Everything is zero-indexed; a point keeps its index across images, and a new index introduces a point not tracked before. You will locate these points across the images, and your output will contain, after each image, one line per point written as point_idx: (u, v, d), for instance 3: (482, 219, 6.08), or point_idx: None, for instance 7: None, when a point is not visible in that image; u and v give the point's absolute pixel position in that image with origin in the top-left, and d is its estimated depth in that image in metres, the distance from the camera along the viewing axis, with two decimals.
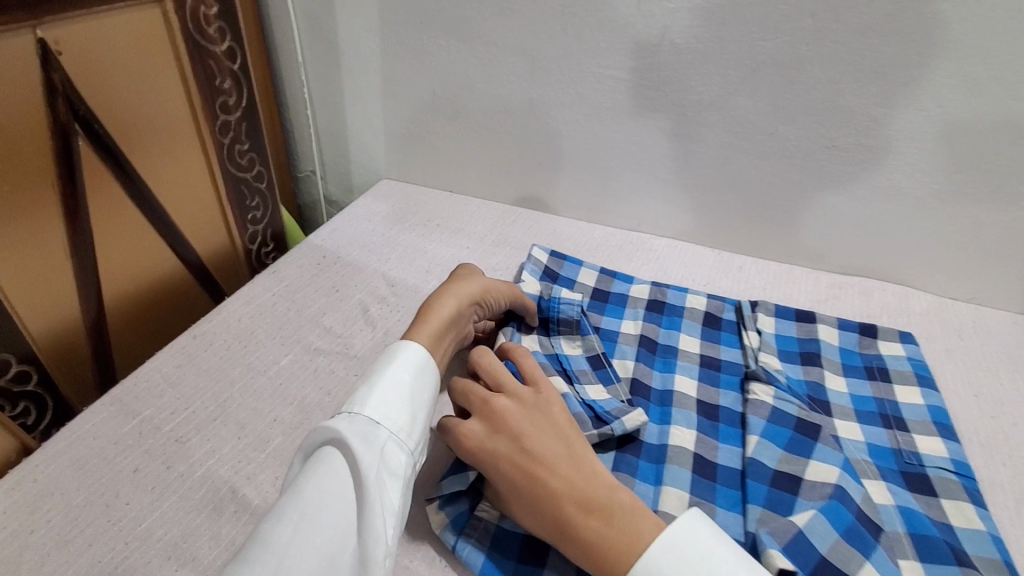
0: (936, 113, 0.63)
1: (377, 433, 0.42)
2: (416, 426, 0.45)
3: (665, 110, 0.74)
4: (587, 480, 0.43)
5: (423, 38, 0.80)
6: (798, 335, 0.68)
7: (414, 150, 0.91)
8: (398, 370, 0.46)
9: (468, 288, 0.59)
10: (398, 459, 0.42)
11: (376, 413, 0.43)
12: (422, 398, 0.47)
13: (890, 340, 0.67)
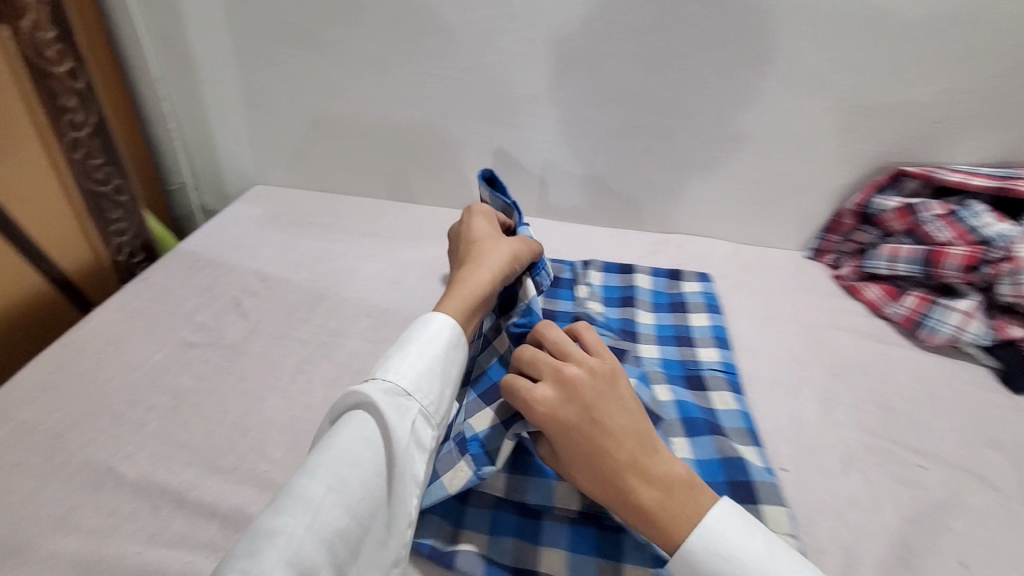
0: (704, 93, 0.78)
1: (409, 406, 0.48)
2: (442, 402, 0.50)
3: (499, 103, 0.85)
4: (648, 454, 0.46)
5: (277, 50, 0.88)
6: (620, 284, 0.78)
7: (284, 154, 1.00)
8: (431, 346, 0.51)
9: (498, 258, 0.63)
10: (425, 433, 0.48)
11: (409, 386, 0.48)
12: (451, 374, 0.52)
13: (691, 281, 0.79)
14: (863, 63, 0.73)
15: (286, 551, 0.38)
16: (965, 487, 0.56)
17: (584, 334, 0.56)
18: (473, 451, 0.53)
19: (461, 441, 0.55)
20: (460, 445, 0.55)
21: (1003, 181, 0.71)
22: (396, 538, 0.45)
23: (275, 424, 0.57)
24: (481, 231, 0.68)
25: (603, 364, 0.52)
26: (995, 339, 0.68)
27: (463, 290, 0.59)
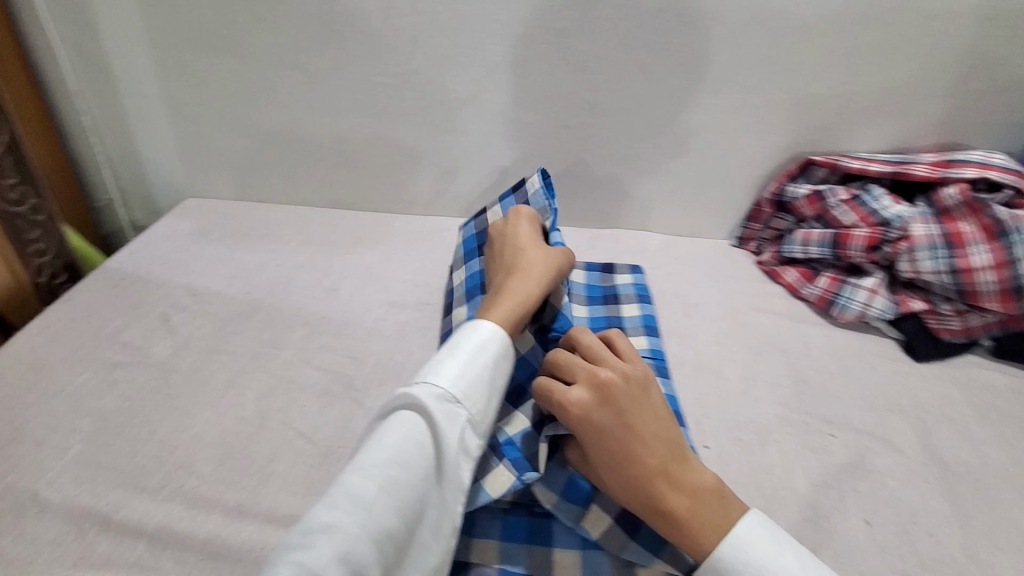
0: (626, 92, 0.82)
1: (458, 412, 0.47)
2: (489, 409, 0.50)
3: (431, 108, 0.86)
4: (680, 462, 0.48)
5: (201, 61, 0.87)
6: None
7: (215, 166, 0.98)
8: (480, 353, 0.51)
9: (544, 271, 0.62)
10: (471, 440, 0.48)
11: (460, 392, 0.48)
12: (500, 381, 0.51)
13: (624, 273, 0.82)
14: (768, 60, 0.77)
15: (341, 546, 0.38)
16: (869, 450, 0.60)
17: (616, 340, 0.57)
18: (512, 456, 0.53)
19: (496, 446, 0.54)
20: (496, 450, 0.54)
21: (896, 166, 0.77)
22: (442, 542, 0.44)
23: (206, 439, 0.56)
24: (527, 234, 0.67)
25: (636, 369, 0.53)
26: (897, 312, 0.73)
27: (513, 295, 0.58)
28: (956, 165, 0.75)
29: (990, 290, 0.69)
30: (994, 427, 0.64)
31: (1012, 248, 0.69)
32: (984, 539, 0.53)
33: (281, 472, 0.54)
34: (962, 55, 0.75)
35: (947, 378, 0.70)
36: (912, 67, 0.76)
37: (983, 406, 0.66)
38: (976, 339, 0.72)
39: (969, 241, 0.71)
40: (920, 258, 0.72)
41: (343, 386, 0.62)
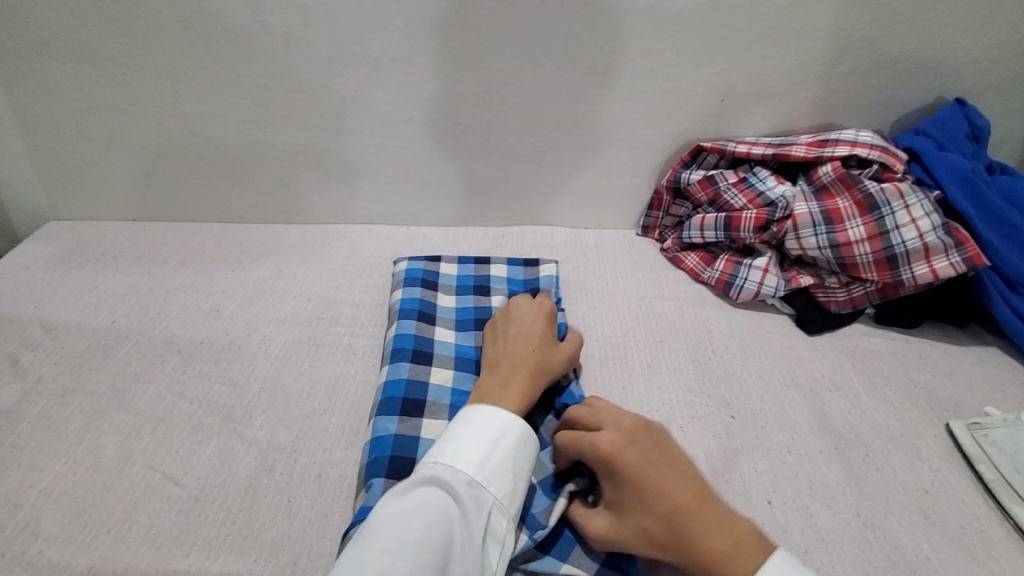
0: (518, 87, 0.80)
1: (484, 496, 0.44)
2: (518, 493, 0.46)
3: (317, 110, 0.81)
4: (708, 500, 0.45)
5: (46, 68, 0.77)
6: (475, 273, 0.77)
7: (79, 184, 0.88)
8: (504, 435, 0.48)
9: (552, 367, 0.58)
10: (498, 525, 0.44)
11: (485, 476, 0.45)
12: (526, 465, 0.48)
13: (548, 264, 0.80)
14: (652, 50, 0.78)
15: None
16: (768, 427, 0.62)
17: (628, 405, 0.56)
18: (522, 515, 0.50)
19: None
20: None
21: (778, 148, 0.80)
22: None
23: (53, 496, 0.49)
24: (540, 318, 0.62)
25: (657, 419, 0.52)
26: (788, 289, 0.76)
27: (519, 388, 0.54)
28: (829, 145, 0.79)
29: (867, 261, 0.73)
30: (880, 392, 0.67)
31: (882, 220, 0.73)
32: (874, 503, 0.56)
33: (143, 525, 0.48)
34: (827, 40, 0.78)
35: (837, 348, 0.73)
36: (784, 53, 0.79)
37: (869, 372, 0.70)
38: (860, 309, 0.76)
39: (846, 215, 0.74)
40: (804, 235, 0.75)
41: (221, 418, 0.57)
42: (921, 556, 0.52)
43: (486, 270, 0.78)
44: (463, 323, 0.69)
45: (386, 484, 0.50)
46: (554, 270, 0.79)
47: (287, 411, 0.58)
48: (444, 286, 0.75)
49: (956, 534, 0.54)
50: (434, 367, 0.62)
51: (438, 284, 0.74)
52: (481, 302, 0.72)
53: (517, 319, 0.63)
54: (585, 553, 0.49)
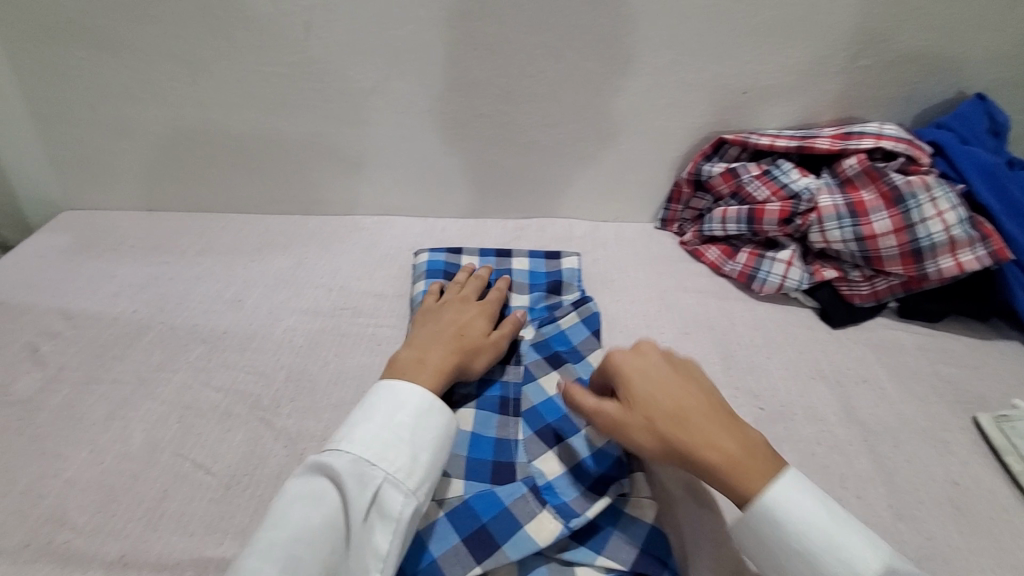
0: (540, 78, 0.79)
1: (371, 475, 0.44)
2: (415, 466, 0.45)
3: (335, 100, 0.80)
4: (718, 415, 0.47)
5: (61, 54, 0.76)
6: (496, 266, 0.77)
7: (93, 174, 0.87)
8: (396, 410, 0.47)
9: (475, 351, 0.59)
10: (393, 501, 0.43)
11: (374, 454, 0.44)
12: (427, 438, 0.47)
13: (570, 257, 0.80)
14: (676, 41, 0.77)
15: None
16: (797, 421, 0.61)
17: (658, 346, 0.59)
18: (555, 502, 0.50)
19: (536, 490, 0.51)
20: (536, 494, 0.51)
21: (802, 140, 0.80)
22: None
23: (80, 484, 0.49)
24: (480, 315, 0.63)
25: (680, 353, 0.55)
26: (812, 281, 0.76)
27: (438, 364, 0.54)
28: (854, 137, 0.78)
29: (892, 254, 0.73)
30: (906, 385, 0.67)
31: (909, 213, 0.72)
32: (906, 495, 0.55)
33: (173, 513, 0.47)
34: (852, 32, 0.78)
35: (862, 341, 0.72)
36: (808, 45, 0.78)
37: (894, 365, 0.69)
38: (883, 303, 0.76)
39: (871, 208, 0.74)
40: (829, 228, 0.74)
41: (247, 407, 0.56)
42: (954, 547, 0.51)
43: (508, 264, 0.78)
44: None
45: None
46: (576, 264, 0.79)
47: (314, 400, 0.57)
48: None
49: (989, 526, 0.53)
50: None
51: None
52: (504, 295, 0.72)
53: (451, 309, 0.63)
54: (621, 545, 0.48)
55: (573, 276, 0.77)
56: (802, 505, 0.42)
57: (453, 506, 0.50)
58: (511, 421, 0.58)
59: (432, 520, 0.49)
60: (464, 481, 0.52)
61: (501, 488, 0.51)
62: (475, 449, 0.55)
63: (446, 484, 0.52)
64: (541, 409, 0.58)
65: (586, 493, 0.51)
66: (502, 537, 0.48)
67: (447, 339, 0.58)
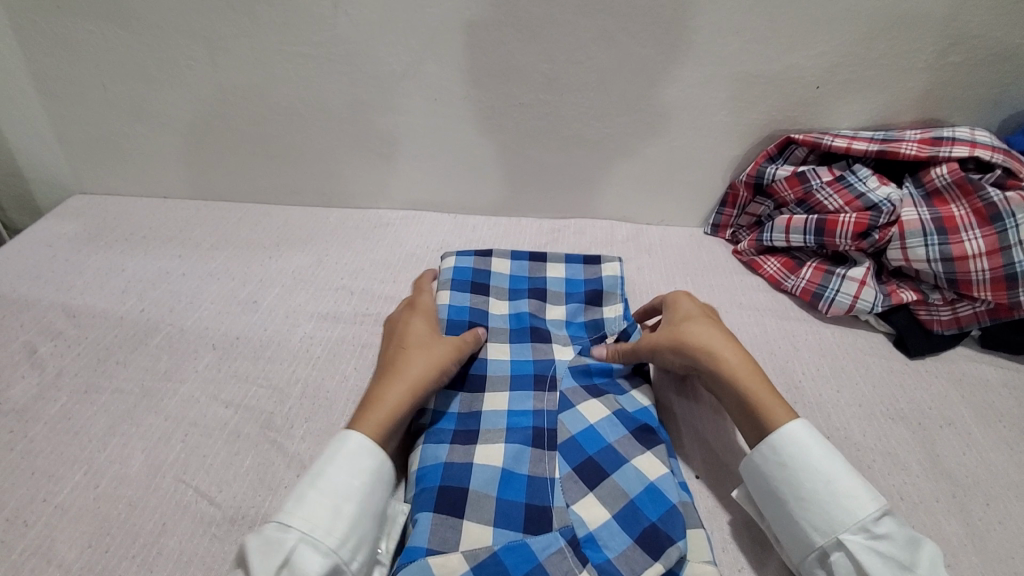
0: (589, 65, 0.71)
1: (287, 536, 0.39)
2: (336, 519, 0.40)
3: (363, 84, 0.73)
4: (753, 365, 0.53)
5: (68, 26, 0.70)
6: (530, 273, 0.68)
7: (106, 156, 0.82)
8: (323, 459, 0.43)
9: (423, 358, 0.50)
10: (310, 563, 0.38)
11: (290, 512, 0.40)
12: (349, 486, 0.42)
13: (611, 261, 0.68)
14: (747, 27, 0.68)
15: None
16: (874, 470, 0.54)
17: None
18: (598, 560, 0.43)
19: (575, 545, 0.44)
20: (574, 549, 0.44)
21: (883, 144, 0.71)
22: None
23: (72, 512, 0.43)
24: (423, 327, 0.55)
25: None
26: (887, 304, 0.68)
27: (381, 395, 0.47)
28: (944, 143, 0.69)
29: (982, 279, 0.64)
30: (997, 429, 0.58)
31: (1005, 234, 0.63)
32: (1006, 565, 0.47)
33: (172, 552, 0.41)
34: (952, 22, 0.68)
35: (943, 375, 0.64)
36: (897, 34, 0.69)
37: (980, 405, 0.61)
38: (966, 331, 0.67)
39: (962, 225, 0.65)
40: (912, 245, 0.66)
41: (259, 426, 0.50)
42: None
43: (542, 269, 0.68)
44: (518, 335, 0.61)
45: (436, 519, 0.44)
46: (618, 269, 0.67)
47: (331, 421, 0.51)
48: (496, 289, 0.66)
49: None
50: (488, 393, 0.55)
51: (489, 287, 0.65)
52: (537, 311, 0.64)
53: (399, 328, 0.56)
54: None
55: (617, 280, 0.66)
56: (825, 439, 0.45)
57: (479, 560, 0.42)
58: (547, 455, 0.50)
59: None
60: (493, 527, 0.44)
61: (535, 540, 0.44)
62: (506, 487, 0.47)
63: (473, 530, 0.44)
64: (581, 440, 0.50)
65: (636, 551, 0.43)
66: None
67: (390, 363, 0.51)
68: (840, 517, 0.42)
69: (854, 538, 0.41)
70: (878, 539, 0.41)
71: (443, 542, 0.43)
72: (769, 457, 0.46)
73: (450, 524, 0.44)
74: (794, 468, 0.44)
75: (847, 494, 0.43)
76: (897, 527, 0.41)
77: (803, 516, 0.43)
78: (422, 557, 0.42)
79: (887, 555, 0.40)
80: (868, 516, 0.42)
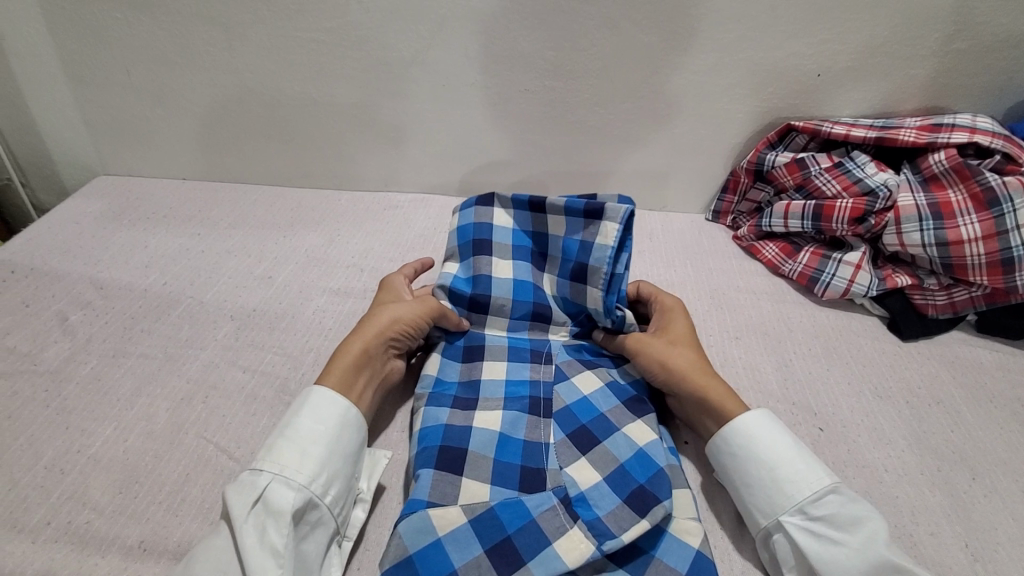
0: (593, 52, 0.73)
1: (260, 477, 0.43)
2: (305, 459, 0.44)
3: (374, 70, 0.76)
4: None
5: (95, 13, 0.74)
6: (535, 230, 0.64)
7: (128, 140, 0.86)
8: (292, 412, 0.47)
9: (379, 317, 0.55)
10: (283, 498, 0.42)
11: (263, 458, 0.44)
12: (316, 430, 0.46)
13: (611, 220, 0.58)
14: (748, 15, 0.69)
15: None
16: (861, 445, 0.56)
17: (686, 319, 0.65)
18: (587, 517, 0.45)
19: (567, 503, 0.46)
20: (567, 507, 0.46)
21: (882, 131, 0.72)
22: None
23: (103, 462, 0.47)
24: (389, 297, 0.59)
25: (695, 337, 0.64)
26: (882, 288, 0.69)
27: (340, 352, 0.52)
28: (943, 130, 0.70)
29: (978, 263, 0.65)
30: (985, 408, 0.60)
31: (1002, 218, 0.64)
32: (983, 534, 0.49)
33: (194, 499, 0.45)
34: (953, 10, 0.69)
35: (934, 357, 0.66)
36: (898, 22, 0.70)
37: (969, 385, 0.62)
38: (961, 316, 0.68)
39: (958, 210, 0.66)
40: (907, 230, 0.68)
41: (274, 390, 0.53)
42: None
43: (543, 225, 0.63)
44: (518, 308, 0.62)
45: (437, 475, 0.47)
46: (615, 231, 0.57)
47: None
48: (499, 247, 0.64)
49: None
50: (487, 361, 0.57)
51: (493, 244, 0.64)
52: (535, 279, 0.64)
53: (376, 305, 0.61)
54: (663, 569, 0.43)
55: (606, 250, 0.58)
56: (774, 428, 0.49)
57: (476, 514, 0.45)
58: (542, 422, 0.52)
59: (454, 527, 0.44)
60: (490, 485, 0.47)
61: (529, 498, 0.46)
62: (502, 450, 0.50)
63: (471, 487, 0.47)
64: (576, 410, 0.53)
65: (624, 509, 0.46)
66: (527, 553, 0.43)
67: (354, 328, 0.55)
68: (780, 500, 0.46)
69: (793, 519, 0.45)
70: (816, 520, 0.44)
71: (442, 497, 0.46)
72: (722, 447, 0.49)
73: (449, 479, 0.47)
74: (743, 456, 0.48)
75: (787, 478, 0.46)
76: (836, 509, 0.44)
77: (749, 499, 0.47)
78: (422, 509, 0.45)
79: (822, 536, 0.43)
80: (805, 500, 0.45)
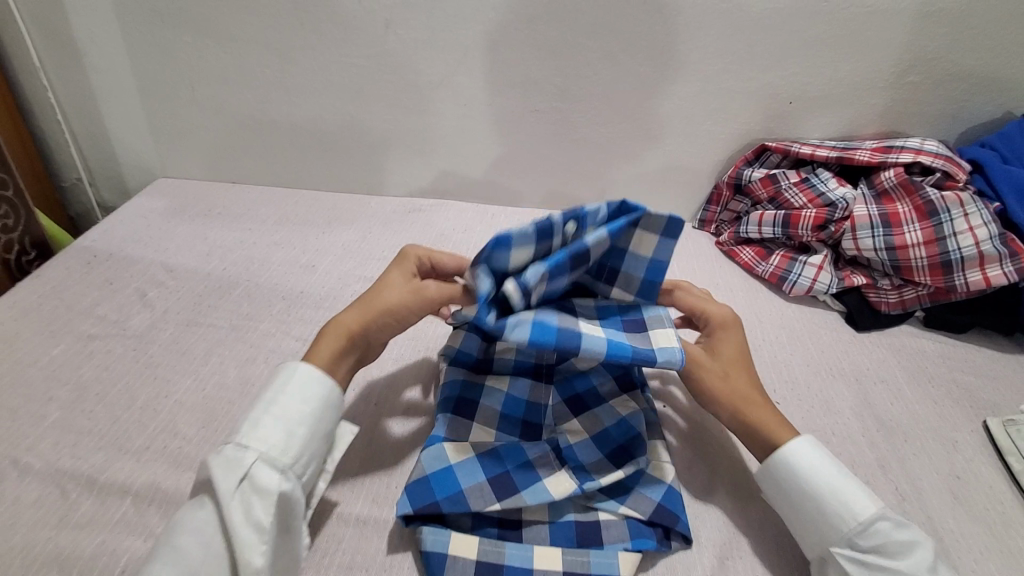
0: (594, 79, 0.85)
1: (245, 456, 0.45)
2: (290, 443, 0.47)
3: (405, 91, 0.88)
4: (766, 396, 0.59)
5: (168, 38, 0.86)
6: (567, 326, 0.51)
7: (186, 146, 0.98)
8: (275, 391, 0.49)
9: (370, 303, 0.55)
10: (268, 477, 0.45)
11: (246, 437, 0.46)
12: (301, 411, 0.48)
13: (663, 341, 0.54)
14: (726, 51, 0.81)
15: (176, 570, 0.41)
16: (814, 414, 0.66)
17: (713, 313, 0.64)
18: (575, 463, 0.55)
19: (558, 451, 0.56)
20: (558, 454, 0.56)
21: (842, 152, 0.83)
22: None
23: (187, 405, 0.58)
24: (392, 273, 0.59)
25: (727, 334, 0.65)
26: (841, 286, 0.80)
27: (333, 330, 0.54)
28: (894, 151, 0.81)
29: (921, 265, 0.76)
30: (924, 387, 0.70)
31: (941, 226, 0.75)
32: (911, 484, 0.59)
33: None
34: (903, 50, 0.80)
35: (885, 346, 0.76)
36: (856, 58, 0.81)
37: (914, 369, 0.72)
38: (910, 311, 0.78)
39: (904, 220, 0.77)
40: (862, 237, 0.78)
41: None
42: (949, 531, 0.55)
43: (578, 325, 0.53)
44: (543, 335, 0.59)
45: (453, 419, 0.58)
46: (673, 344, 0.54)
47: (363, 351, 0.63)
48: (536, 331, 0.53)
49: (982, 514, 0.57)
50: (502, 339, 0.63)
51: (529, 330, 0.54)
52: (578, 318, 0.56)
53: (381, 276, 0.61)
54: (640, 500, 0.54)
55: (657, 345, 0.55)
56: (817, 460, 0.52)
57: (482, 450, 0.55)
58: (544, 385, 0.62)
59: (464, 458, 0.54)
60: (497, 432, 0.58)
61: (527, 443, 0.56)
62: (508, 404, 0.60)
63: (481, 431, 0.57)
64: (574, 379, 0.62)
65: (605, 462, 0.56)
66: (522, 484, 0.53)
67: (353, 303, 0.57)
68: (828, 531, 0.49)
69: (842, 550, 0.48)
70: (864, 550, 0.48)
71: (457, 436, 0.57)
72: (772, 482, 0.53)
73: (464, 424, 0.58)
74: (789, 490, 0.52)
75: (835, 512, 0.49)
76: (884, 538, 0.47)
77: (805, 532, 0.51)
78: (440, 443, 0.55)
79: (872, 564, 0.47)
80: (852, 531, 0.48)
